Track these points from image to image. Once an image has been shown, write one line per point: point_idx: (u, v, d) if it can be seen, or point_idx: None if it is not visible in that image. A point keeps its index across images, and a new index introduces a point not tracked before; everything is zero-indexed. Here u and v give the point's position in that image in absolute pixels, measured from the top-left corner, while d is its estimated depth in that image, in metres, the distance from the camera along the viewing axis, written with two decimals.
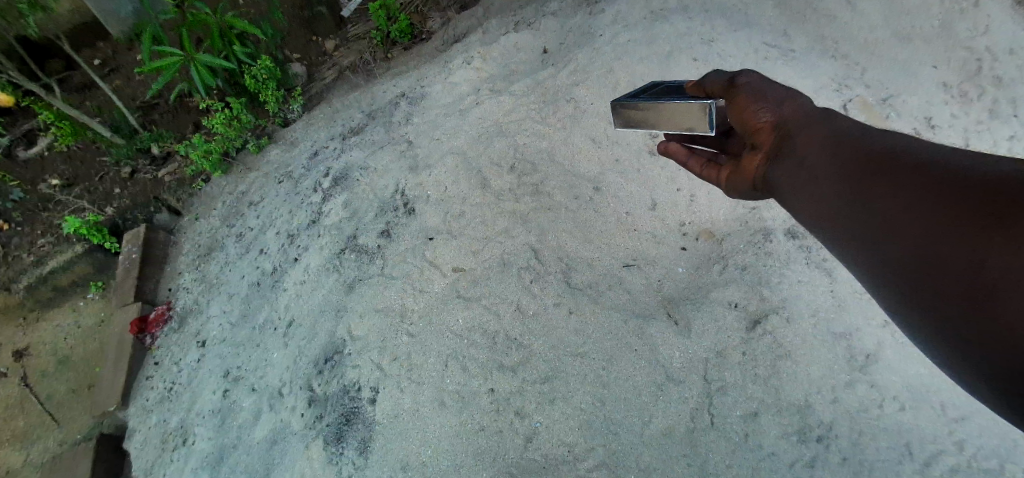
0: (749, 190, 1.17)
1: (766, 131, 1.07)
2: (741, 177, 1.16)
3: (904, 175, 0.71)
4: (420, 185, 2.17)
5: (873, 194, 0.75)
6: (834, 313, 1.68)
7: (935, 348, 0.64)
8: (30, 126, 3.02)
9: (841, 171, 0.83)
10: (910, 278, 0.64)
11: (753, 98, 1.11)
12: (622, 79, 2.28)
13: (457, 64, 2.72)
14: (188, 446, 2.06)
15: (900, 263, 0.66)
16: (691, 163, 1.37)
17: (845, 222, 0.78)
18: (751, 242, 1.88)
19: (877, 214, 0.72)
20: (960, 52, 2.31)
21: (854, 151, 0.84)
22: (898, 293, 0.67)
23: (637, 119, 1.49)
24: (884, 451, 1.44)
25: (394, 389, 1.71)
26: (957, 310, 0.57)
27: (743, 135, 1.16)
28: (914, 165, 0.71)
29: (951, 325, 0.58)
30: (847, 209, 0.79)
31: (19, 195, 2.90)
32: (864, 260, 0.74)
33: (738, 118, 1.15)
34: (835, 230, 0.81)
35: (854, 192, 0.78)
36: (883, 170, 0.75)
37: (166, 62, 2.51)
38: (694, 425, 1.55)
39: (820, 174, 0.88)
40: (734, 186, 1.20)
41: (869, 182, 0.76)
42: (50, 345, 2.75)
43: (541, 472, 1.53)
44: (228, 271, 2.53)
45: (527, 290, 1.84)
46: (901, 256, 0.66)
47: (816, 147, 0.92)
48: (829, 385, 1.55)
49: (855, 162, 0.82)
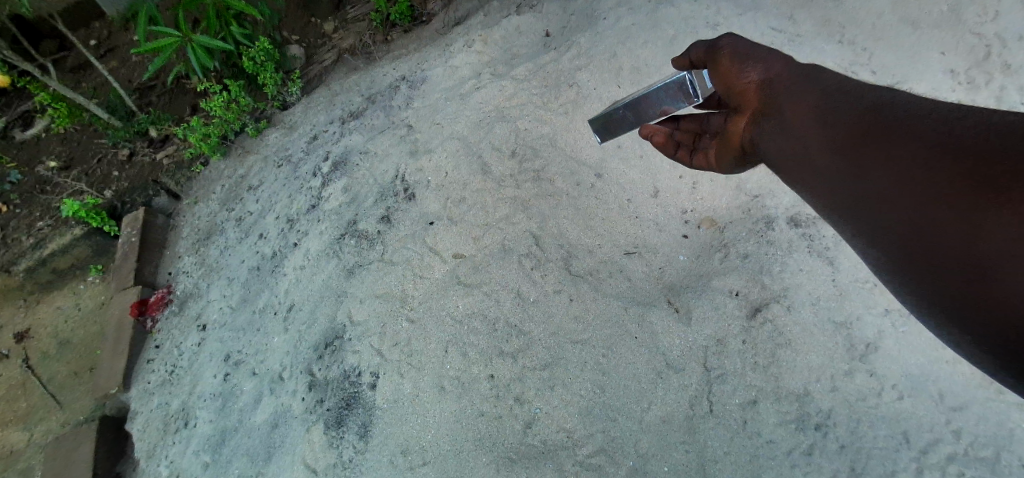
0: (737, 162, 1.14)
1: (750, 93, 1.04)
2: (728, 147, 1.12)
3: (899, 144, 0.67)
4: (419, 170, 2.14)
5: (865, 166, 0.71)
6: (835, 302, 1.67)
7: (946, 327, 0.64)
8: (27, 108, 3.01)
9: (828, 137, 0.79)
10: (920, 259, 0.62)
11: (736, 60, 1.09)
12: (625, 64, 2.25)
13: (458, 47, 2.67)
14: (190, 428, 2.08)
15: (905, 242, 0.64)
16: (680, 154, 1.34)
17: (841, 196, 0.75)
18: (753, 230, 1.87)
19: (874, 189, 0.69)
20: (970, 38, 2.26)
21: (841, 111, 0.80)
22: (906, 273, 0.66)
23: (614, 125, 1.56)
24: (882, 439, 1.45)
25: (395, 374, 1.72)
26: (975, 297, 0.55)
27: (726, 99, 1.14)
28: (909, 131, 0.67)
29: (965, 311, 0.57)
30: (840, 180, 0.76)
31: (15, 178, 2.88)
32: (861, 229, 0.72)
33: (723, 83, 1.12)
34: (830, 204, 0.78)
35: (845, 163, 0.75)
36: (875, 136, 0.71)
37: (163, 42, 2.44)
38: (693, 412, 1.56)
39: (806, 144, 0.84)
40: (723, 158, 1.17)
41: (857, 152, 0.73)
42: (51, 328, 2.76)
43: (540, 457, 1.54)
44: (228, 256, 2.52)
45: (528, 276, 1.83)
46: (907, 235, 0.64)
47: (800, 112, 0.88)
48: (828, 373, 1.55)
49: (842, 128, 0.77)
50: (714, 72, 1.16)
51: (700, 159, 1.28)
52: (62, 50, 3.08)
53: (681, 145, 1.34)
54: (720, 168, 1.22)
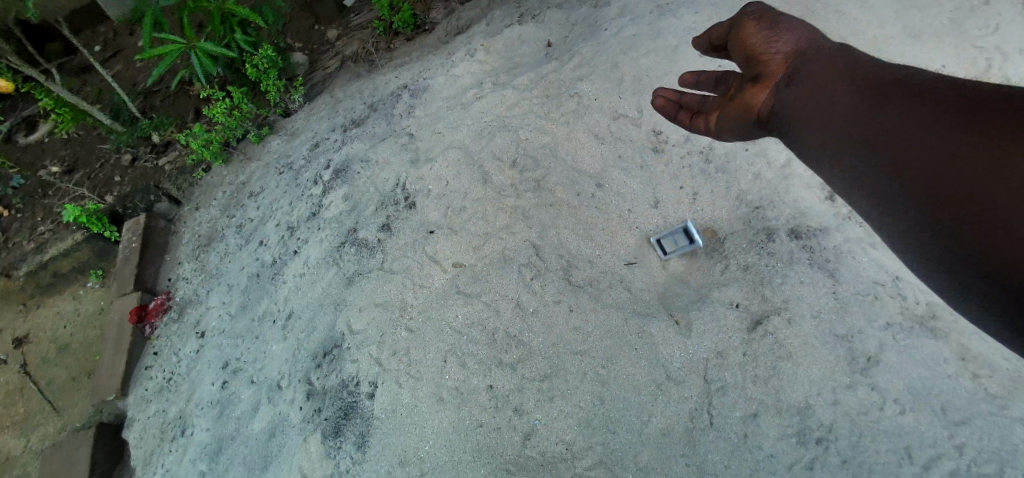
0: (741, 130, 1.19)
1: (777, 62, 1.07)
2: (739, 112, 1.14)
3: (929, 106, 0.75)
4: (420, 178, 2.14)
5: (892, 121, 0.78)
6: (836, 315, 1.66)
7: (937, 270, 0.74)
8: (30, 112, 2.99)
9: (851, 101, 0.87)
10: (927, 210, 0.70)
11: (763, 26, 1.11)
12: (626, 74, 2.27)
13: (460, 56, 2.68)
14: (187, 436, 2.06)
15: (916, 198, 0.72)
16: (681, 116, 1.45)
17: (859, 149, 0.82)
18: (754, 241, 1.85)
19: (897, 144, 0.76)
20: (971, 50, 2.27)
21: (863, 79, 0.88)
22: (908, 231, 0.75)
23: None
24: (884, 454, 1.43)
25: (394, 384, 1.71)
26: (977, 244, 0.64)
27: (746, 66, 1.16)
28: (928, 100, 0.75)
29: (967, 254, 0.66)
30: (853, 141, 0.83)
31: (19, 181, 2.87)
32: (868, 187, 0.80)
33: (747, 50, 1.14)
34: (842, 157, 0.85)
35: (870, 120, 0.81)
36: (904, 98, 0.79)
37: (167, 48, 2.44)
38: (693, 425, 1.55)
39: (831, 105, 0.90)
40: (725, 123, 1.22)
41: (886, 110, 0.80)
42: (50, 333, 2.75)
43: (538, 469, 1.53)
44: (228, 262, 2.52)
45: (527, 286, 1.83)
46: (916, 192, 0.72)
47: (822, 79, 0.95)
48: (829, 387, 1.54)
49: (863, 94, 0.85)
50: (737, 38, 1.18)
51: (698, 122, 1.37)
52: (68, 53, 3.06)
53: (682, 109, 1.44)
54: (716, 132, 1.27)
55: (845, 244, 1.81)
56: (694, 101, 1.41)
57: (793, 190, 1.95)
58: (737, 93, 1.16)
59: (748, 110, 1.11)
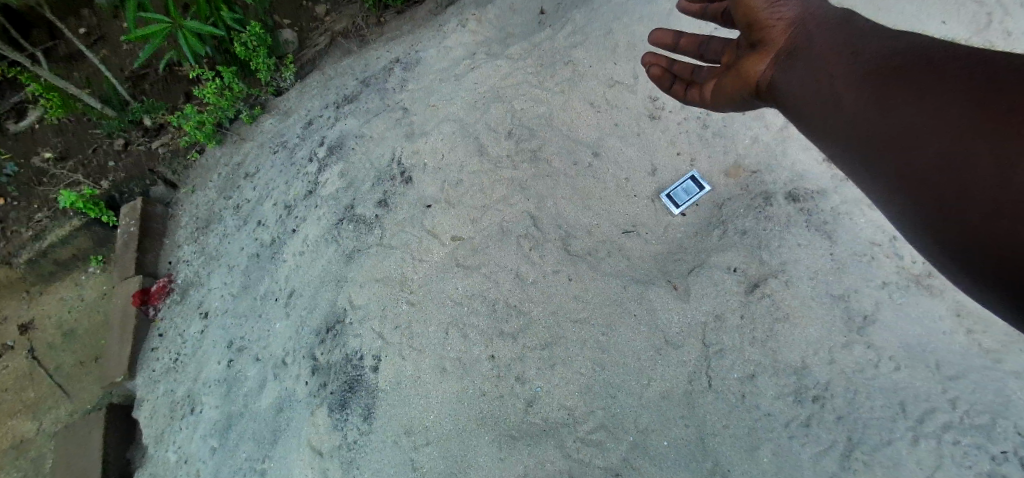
0: (740, 101, 1.21)
1: (778, 33, 1.05)
2: (744, 88, 1.15)
3: (926, 80, 0.69)
4: (416, 153, 2.12)
5: (890, 98, 0.74)
6: (833, 276, 1.67)
7: (942, 264, 0.66)
8: (19, 98, 2.79)
9: (858, 85, 0.81)
10: (923, 205, 0.65)
11: None
12: (621, 40, 2.23)
13: (451, 27, 2.63)
14: (196, 414, 2.11)
15: (910, 193, 0.67)
16: (675, 87, 1.47)
17: (860, 131, 0.78)
18: (752, 206, 1.85)
19: (898, 127, 0.71)
20: (970, 5, 2.22)
21: (874, 59, 0.82)
22: (910, 226, 0.69)
23: None
24: (878, 409, 1.46)
25: (397, 357, 1.73)
26: (972, 240, 0.58)
27: (748, 36, 1.13)
28: (935, 79, 0.68)
29: (964, 242, 0.59)
30: (857, 131, 0.78)
31: (11, 170, 2.75)
32: (871, 178, 0.75)
33: (746, 19, 1.11)
34: (843, 141, 0.81)
35: (870, 103, 0.77)
36: (902, 74, 0.74)
37: (153, 29, 2.33)
38: (691, 387, 1.58)
39: (831, 83, 0.87)
40: (725, 95, 1.23)
41: (885, 87, 0.76)
42: (55, 318, 2.78)
43: (541, 434, 1.56)
44: (227, 244, 2.53)
45: (527, 257, 1.83)
46: (912, 185, 0.66)
47: (833, 61, 0.90)
48: (826, 346, 1.56)
49: (871, 77, 0.79)
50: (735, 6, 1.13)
51: (693, 94, 1.40)
52: (53, 38, 2.84)
53: (677, 78, 1.46)
54: (715, 105, 1.30)
55: (843, 207, 1.80)
56: (688, 71, 1.43)
57: (789, 152, 1.94)
58: (738, 66, 1.17)
59: (748, 81, 1.13)
